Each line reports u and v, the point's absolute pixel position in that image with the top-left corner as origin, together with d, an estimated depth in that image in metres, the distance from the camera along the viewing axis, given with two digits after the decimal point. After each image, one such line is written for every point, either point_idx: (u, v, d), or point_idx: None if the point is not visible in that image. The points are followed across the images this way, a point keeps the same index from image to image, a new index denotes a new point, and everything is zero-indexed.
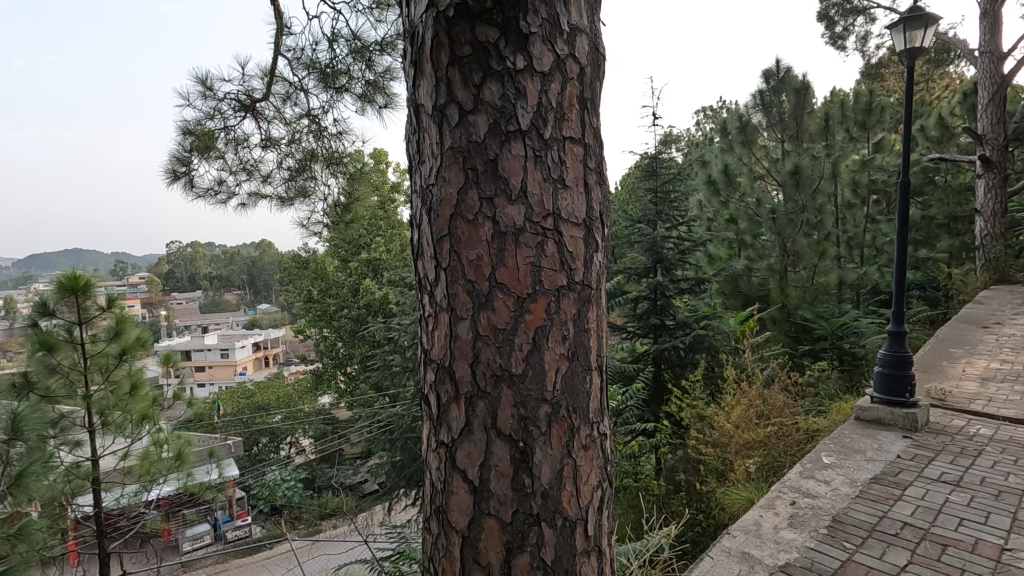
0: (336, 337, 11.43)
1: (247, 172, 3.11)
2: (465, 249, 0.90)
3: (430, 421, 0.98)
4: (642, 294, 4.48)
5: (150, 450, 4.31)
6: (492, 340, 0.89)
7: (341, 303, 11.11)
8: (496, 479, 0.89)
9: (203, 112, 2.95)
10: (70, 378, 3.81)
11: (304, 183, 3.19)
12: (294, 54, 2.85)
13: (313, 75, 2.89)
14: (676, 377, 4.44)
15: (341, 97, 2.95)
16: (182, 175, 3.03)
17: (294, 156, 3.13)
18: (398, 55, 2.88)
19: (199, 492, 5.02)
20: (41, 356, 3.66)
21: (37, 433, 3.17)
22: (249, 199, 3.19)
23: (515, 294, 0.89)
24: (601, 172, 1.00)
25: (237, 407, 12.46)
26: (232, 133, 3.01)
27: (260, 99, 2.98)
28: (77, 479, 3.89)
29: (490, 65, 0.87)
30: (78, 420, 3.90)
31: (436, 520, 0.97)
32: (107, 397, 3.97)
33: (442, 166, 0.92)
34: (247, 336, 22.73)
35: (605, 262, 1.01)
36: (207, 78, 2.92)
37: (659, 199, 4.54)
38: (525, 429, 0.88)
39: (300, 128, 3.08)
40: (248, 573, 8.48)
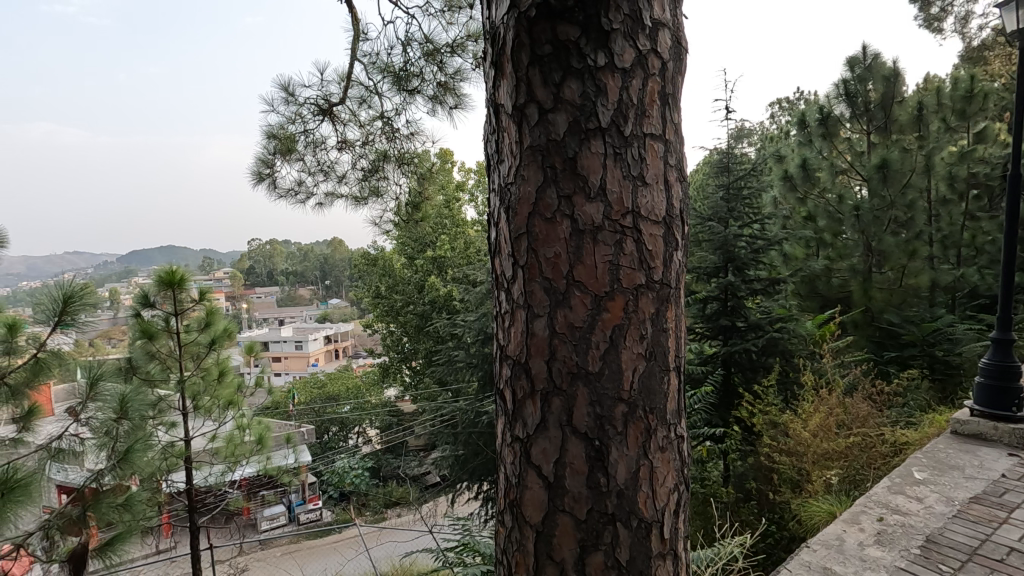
0: (402, 332, 11.79)
1: (324, 172, 3.26)
2: (543, 247, 0.90)
3: (505, 417, 1.00)
4: (711, 294, 4.34)
5: (234, 434, 4.76)
6: (569, 338, 0.89)
7: (407, 299, 11.43)
8: (571, 476, 0.89)
9: (286, 116, 3.13)
10: (167, 364, 4.17)
11: (377, 182, 3.32)
12: (370, 59, 2.96)
13: (387, 79, 2.99)
14: (747, 382, 4.24)
15: (413, 99, 3.03)
16: (266, 176, 3.24)
17: (367, 157, 3.25)
18: (470, 56, 2.93)
19: (277, 475, 5.35)
20: (142, 343, 4.02)
21: (140, 413, 3.49)
22: (325, 199, 3.35)
23: (592, 293, 0.88)
24: (682, 169, 0.98)
25: (310, 397, 13.11)
26: (311, 135, 3.17)
27: (337, 103, 3.12)
28: (172, 457, 4.17)
29: (570, 62, 0.87)
30: (174, 403, 4.23)
31: (510, 513, 0.99)
32: (198, 382, 4.32)
33: (520, 165, 0.93)
34: (320, 329, 23.86)
35: (684, 261, 0.98)
36: (289, 83, 3.09)
37: (731, 196, 4.39)
38: (600, 428, 0.88)
39: (373, 130, 3.19)
40: (319, 555, 8.94)
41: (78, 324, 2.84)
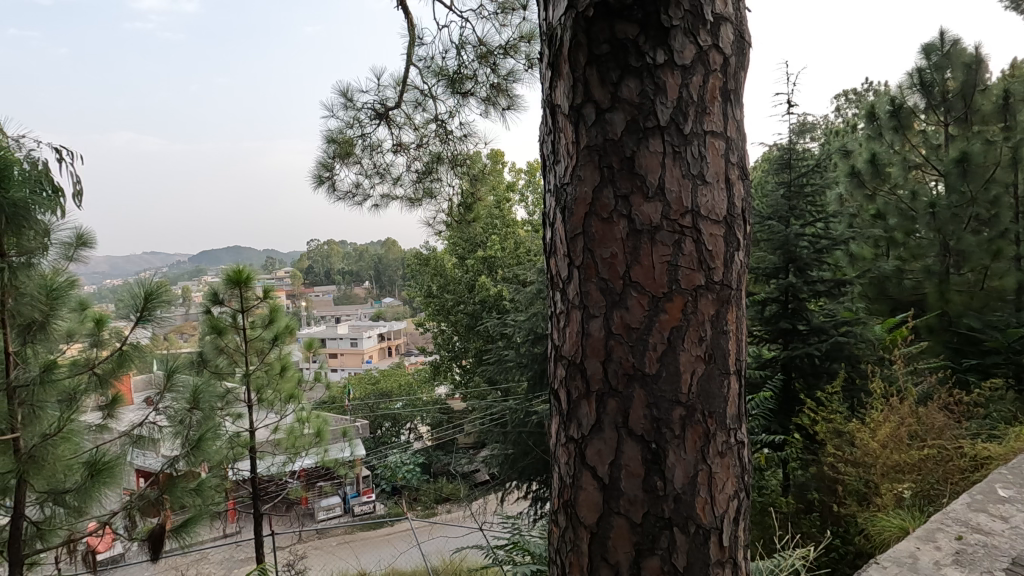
0: (452, 330, 11.96)
1: (380, 175, 3.36)
2: (600, 247, 0.90)
3: (560, 417, 1.00)
4: (771, 296, 4.18)
5: (295, 426, 4.98)
6: (625, 339, 0.88)
7: (457, 298, 11.58)
8: (627, 478, 0.88)
9: (344, 121, 3.24)
10: (234, 358, 4.41)
11: (430, 184, 3.39)
12: (425, 63, 3.02)
13: (441, 82, 3.05)
14: (809, 388, 4.06)
15: (466, 101, 3.08)
16: (326, 179, 3.36)
17: (422, 159, 3.33)
18: (522, 57, 2.95)
19: (334, 467, 5.56)
20: (211, 339, 4.28)
21: (210, 404, 3.66)
22: (381, 201, 3.45)
23: (650, 293, 0.87)
24: (744, 166, 0.95)
25: (365, 393, 13.52)
26: (368, 139, 3.27)
27: (393, 107, 3.20)
28: (239, 447, 4.42)
29: (629, 61, 0.86)
30: (240, 396, 4.47)
31: (564, 513, 0.99)
32: (262, 375, 4.54)
33: (577, 165, 0.93)
34: (374, 327, 24.54)
35: (746, 261, 0.95)
36: (348, 89, 3.20)
37: (792, 193, 4.22)
38: (658, 431, 0.87)
39: (427, 133, 3.26)
40: (372, 546, 9.20)
41: (154, 319, 3.02)
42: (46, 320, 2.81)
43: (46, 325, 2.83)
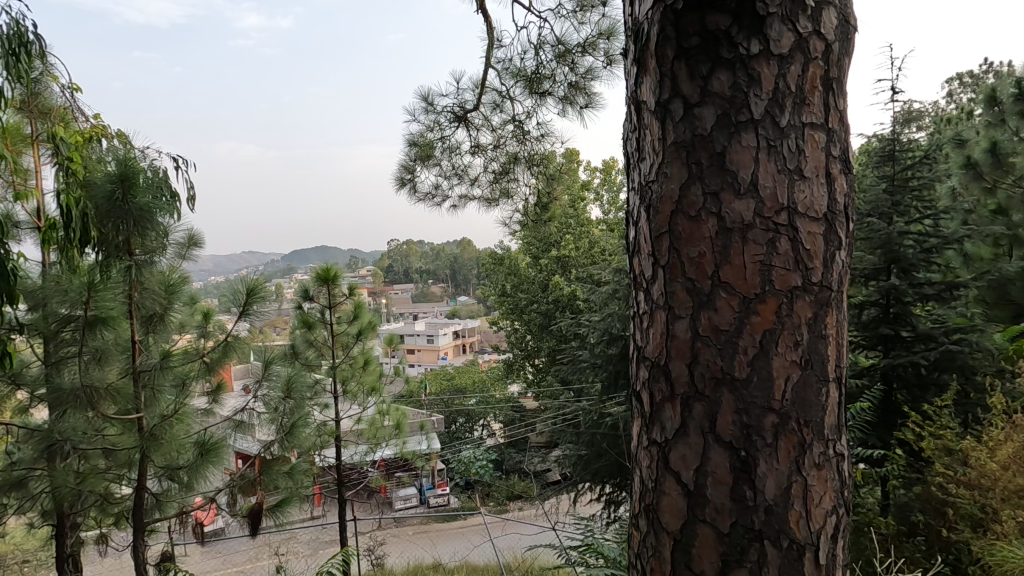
0: (526, 329, 12.02)
1: (458, 176, 3.45)
2: (687, 246, 0.87)
3: (642, 419, 0.98)
4: (870, 299, 3.86)
5: (377, 418, 5.23)
6: (713, 341, 0.85)
7: (531, 297, 11.62)
8: (713, 485, 0.85)
9: (425, 125, 3.34)
10: (322, 351, 4.70)
11: (507, 184, 3.43)
12: (504, 64, 3.06)
13: (519, 83, 3.07)
14: (913, 401, 3.72)
15: (544, 101, 3.09)
16: (408, 181, 3.49)
17: (499, 160, 3.38)
18: (601, 54, 2.92)
19: (412, 458, 5.76)
20: (302, 332, 4.58)
21: (302, 394, 3.91)
22: (459, 201, 3.54)
23: (741, 294, 0.84)
24: (847, 159, 0.89)
25: (440, 388, 13.88)
26: (448, 141, 3.36)
27: (472, 109, 3.27)
28: (326, 435, 4.70)
29: (720, 53, 0.83)
30: (327, 387, 4.74)
31: (645, 518, 0.97)
32: (347, 368, 4.79)
33: (664, 161, 0.91)
34: (449, 325, 25.14)
35: (848, 262, 0.89)
36: (429, 93, 3.30)
37: (895, 187, 3.88)
38: (748, 438, 0.83)
39: (505, 134, 3.30)
40: (446, 538, 9.45)
41: (251, 313, 3.27)
42: (163, 312, 3.13)
43: (164, 317, 3.15)
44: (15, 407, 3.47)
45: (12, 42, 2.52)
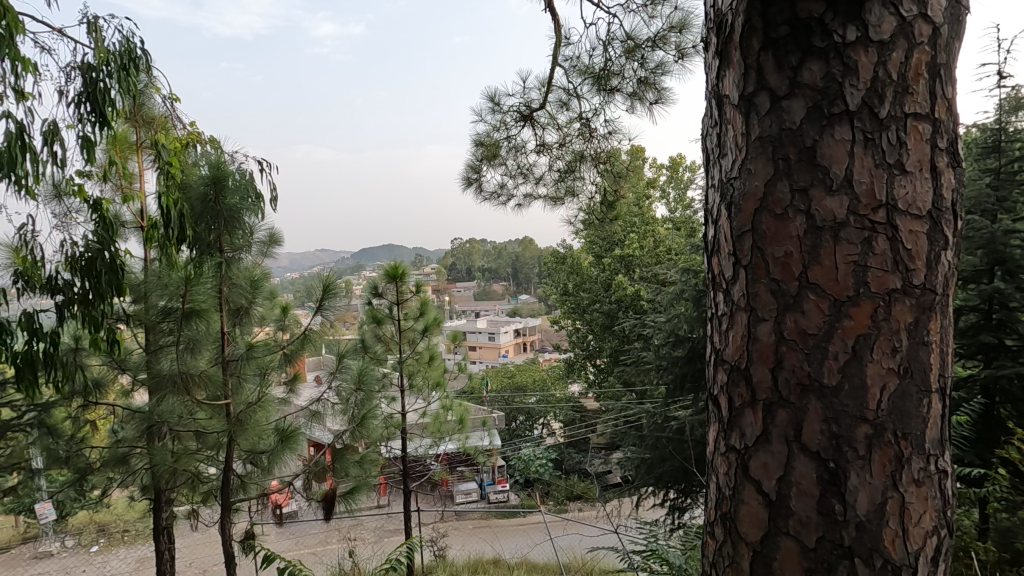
0: (587, 329, 11.90)
1: (523, 175, 3.46)
2: (772, 246, 0.84)
3: (719, 424, 0.95)
4: (968, 304, 3.54)
5: (440, 412, 5.35)
6: (800, 345, 0.81)
7: (593, 297, 11.47)
8: (798, 497, 0.81)
9: (492, 125, 3.38)
10: (390, 346, 4.87)
11: (572, 182, 3.41)
12: (571, 62, 3.04)
13: (586, 81, 3.05)
14: (1019, 417, 3.39)
15: (612, 98, 3.04)
16: (474, 181, 3.55)
17: (564, 158, 3.37)
18: (672, 48, 2.84)
19: (473, 454, 5.86)
20: (372, 327, 4.76)
21: (373, 387, 4.04)
22: (524, 200, 3.56)
23: (832, 296, 0.79)
24: (956, 151, 0.82)
25: (501, 385, 14.02)
26: (513, 141, 3.38)
27: (538, 108, 3.27)
28: (392, 427, 4.87)
29: (812, 42, 0.79)
30: (395, 381, 4.91)
31: (722, 526, 0.94)
32: (414, 363, 4.94)
33: (747, 157, 0.87)
34: (511, 323, 25.30)
35: (954, 263, 0.82)
36: (495, 94, 3.34)
37: (1001, 181, 3.54)
38: (837, 449, 0.78)
39: (571, 132, 3.28)
40: (506, 535, 9.54)
41: (323, 308, 3.44)
42: (248, 305, 3.36)
43: (249, 310, 3.38)
44: (120, 390, 3.82)
45: (124, 58, 2.78)
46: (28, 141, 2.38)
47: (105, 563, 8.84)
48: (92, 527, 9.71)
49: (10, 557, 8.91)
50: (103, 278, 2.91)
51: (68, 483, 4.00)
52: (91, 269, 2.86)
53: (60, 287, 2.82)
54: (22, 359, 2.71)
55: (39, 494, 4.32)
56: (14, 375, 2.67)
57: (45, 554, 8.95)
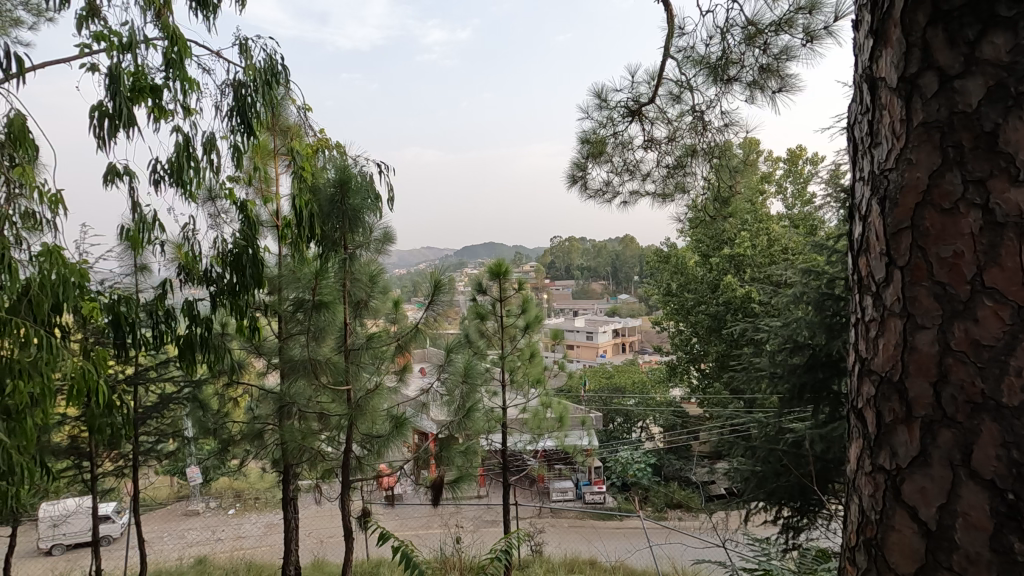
0: (691, 331, 11.37)
1: (630, 172, 3.40)
2: (936, 245, 0.74)
3: (865, 441, 0.87)
4: None
5: (540, 409, 5.40)
6: (971, 358, 0.71)
7: (698, 298, 10.93)
8: (964, 529, 0.71)
9: (598, 122, 3.32)
10: (492, 341, 5.00)
11: (682, 178, 3.29)
12: (685, 53, 2.91)
13: (701, 72, 2.90)
14: None
15: (730, 89, 2.88)
16: (579, 179, 3.53)
17: (673, 153, 3.24)
18: (800, 31, 2.61)
19: (571, 452, 5.84)
20: (476, 323, 4.93)
21: (477, 381, 4.14)
22: (630, 198, 3.48)
23: (1014, 303, 0.67)
24: None
25: (599, 385, 13.85)
26: (620, 137, 3.31)
27: (646, 102, 3.17)
28: (493, 420, 4.99)
29: (995, 13, 0.70)
30: (497, 375, 5.02)
31: (865, 552, 0.86)
32: (515, 359, 5.02)
33: (906, 147, 0.79)
34: (610, 323, 24.83)
35: None
36: (602, 90, 3.28)
37: None
38: (1018, 479, 0.67)
39: (682, 125, 3.15)
40: (603, 537, 9.41)
41: (429, 303, 3.61)
42: (366, 299, 3.59)
43: (367, 304, 3.61)
44: (257, 372, 4.28)
45: (267, 74, 3.09)
46: (192, 151, 2.72)
47: (240, 525, 9.95)
48: (230, 492, 10.96)
49: (167, 512, 10.31)
50: (248, 272, 3.26)
51: (215, 451, 4.55)
52: (238, 263, 3.23)
53: (213, 279, 3.24)
54: (184, 341, 3.13)
55: (192, 460, 4.95)
56: (179, 355, 3.12)
57: (193, 512, 10.24)
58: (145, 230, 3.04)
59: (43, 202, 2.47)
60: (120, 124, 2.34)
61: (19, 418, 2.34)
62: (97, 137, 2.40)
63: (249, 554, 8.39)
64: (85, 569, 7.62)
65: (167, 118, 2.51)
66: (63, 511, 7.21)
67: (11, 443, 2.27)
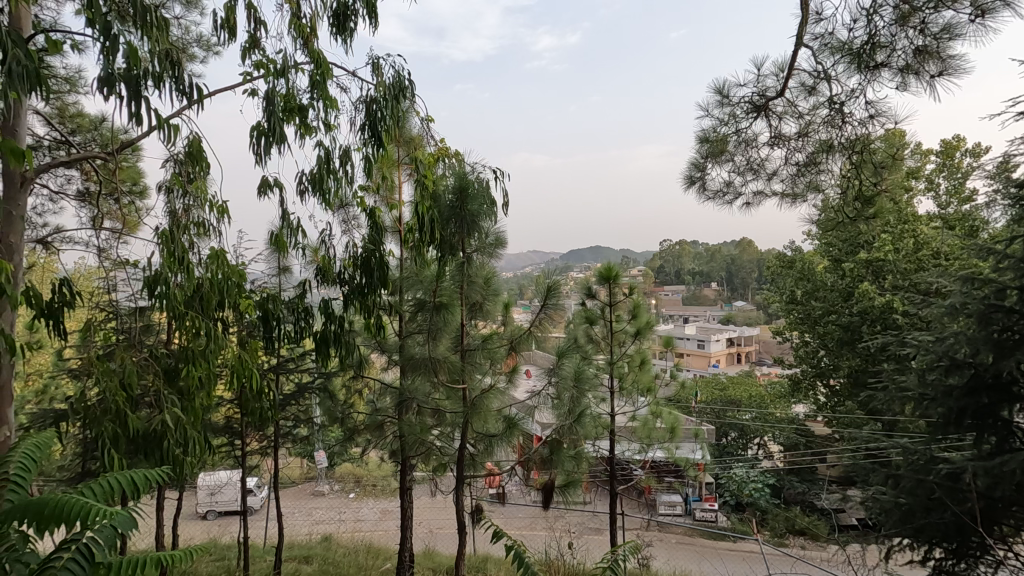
0: (819, 344, 10.40)
1: (754, 171, 3.21)
2: None
3: None
4: None
5: (649, 418, 5.26)
6: None
7: (828, 307, 9.96)
8: None
9: (719, 119, 3.14)
10: (602, 346, 4.94)
11: (814, 177, 3.04)
12: (822, 41, 2.66)
13: (842, 60, 2.65)
14: None
15: (877, 76, 2.60)
16: (697, 179, 3.37)
17: (805, 150, 3.01)
18: (967, 4, 2.27)
19: (683, 465, 5.59)
20: (586, 327, 4.89)
21: (586, 386, 4.11)
22: (753, 199, 3.28)
23: None
24: None
25: (711, 397, 13.12)
26: (744, 134, 3.11)
27: (775, 96, 2.95)
28: (601, 428, 4.90)
29: None
30: (606, 381, 4.94)
31: None
32: (625, 366, 4.93)
33: None
34: (723, 331, 23.44)
35: None
36: (724, 85, 3.09)
37: None
38: None
39: (815, 118, 2.90)
40: (715, 558, 8.89)
41: (531, 308, 3.71)
42: (482, 302, 3.71)
43: (483, 306, 3.73)
44: (379, 367, 4.59)
45: (395, 88, 3.30)
46: (331, 164, 2.98)
47: (359, 509, 10.74)
48: (351, 477, 11.90)
49: (298, 491, 11.41)
50: (375, 274, 3.44)
51: (340, 438, 4.94)
52: (368, 265, 3.42)
53: (345, 280, 3.53)
54: (320, 336, 3.44)
55: (321, 445, 5.42)
56: (317, 348, 3.44)
57: (319, 492, 11.23)
58: (290, 234, 3.38)
59: (213, 212, 2.84)
60: (274, 140, 2.61)
61: (189, 398, 2.73)
62: (254, 153, 2.70)
63: (367, 536, 9.03)
64: (233, 534, 8.66)
65: (312, 134, 2.77)
66: (217, 482, 8.24)
67: (185, 419, 2.65)
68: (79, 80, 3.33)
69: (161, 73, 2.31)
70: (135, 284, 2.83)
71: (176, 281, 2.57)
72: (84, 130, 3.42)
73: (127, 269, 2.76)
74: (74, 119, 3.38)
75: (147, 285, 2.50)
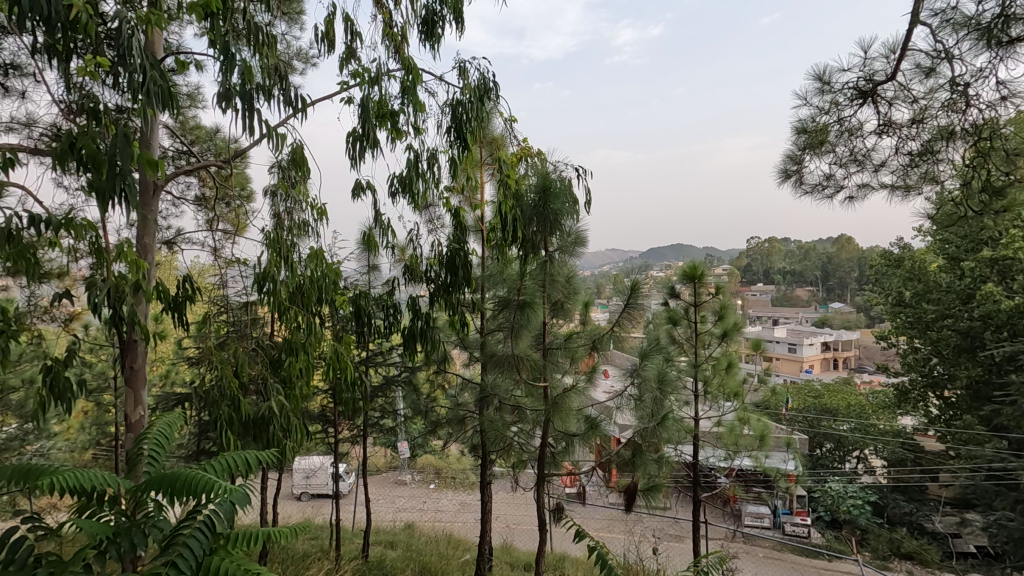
0: (931, 350, 9.44)
1: (858, 162, 2.97)
2: None
3: None
4: None
5: (736, 424, 5.02)
6: None
7: (943, 310, 9.00)
8: None
9: (818, 108, 2.94)
10: (686, 348, 4.77)
11: (929, 167, 2.77)
12: (943, 16, 2.41)
13: (968, 36, 2.38)
14: None
15: (1011, 52, 2.32)
16: (793, 173, 3.18)
17: (919, 138, 2.75)
18: None
19: (772, 475, 5.29)
20: (668, 328, 4.74)
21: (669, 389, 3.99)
22: (857, 192, 3.03)
23: None
24: None
25: (804, 404, 12.31)
26: (847, 123, 2.89)
27: (884, 80, 2.71)
28: (685, 432, 4.74)
29: None
30: (689, 384, 4.77)
31: None
32: (709, 368, 4.74)
33: None
34: (818, 335, 21.84)
35: None
36: (826, 71, 2.88)
37: None
38: None
39: (932, 102, 2.63)
40: None
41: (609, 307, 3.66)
42: (564, 300, 3.71)
43: (564, 304, 3.72)
44: (461, 364, 4.70)
45: (480, 89, 3.37)
46: (419, 166, 3.10)
47: (438, 500, 11.09)
48: (431, 468, 12.33)
49: (383, 479, 11.98)
50: (459, 272, 3.53)
51: (423, 430, 5.12)
52: (452, 263, 3.51)
53: (431, 278, 3.66)
54: (408, 331, 3.59)
55: (406, 437, 5.65)
56: (404, 343, 3.59)
57: (402, 482, 11.73)
58: (380, 234, 3.55)
59: (313, 213, 3.04)
60: (367, 144, 2.76)
61: (291, 387, 2.93)
62: (350, 157, 2.86)
63: (446, 527, 9.32)
64: (325, 516, 9.25)
65: (402, 137, 2.90)
66: (310, 466, 8.83)
67: (288, 406, 2.85)
68: (198, 96, 3.67)
69: (270, 86, 2.50)
70: (244, 280, 3.08)
71: (281, 278, 2.78)
72: (201, 141, 3.77)
73: (238, 267, 3.00)
74: (194, 131, 3.74)
75: (257, 282, 2.72)
